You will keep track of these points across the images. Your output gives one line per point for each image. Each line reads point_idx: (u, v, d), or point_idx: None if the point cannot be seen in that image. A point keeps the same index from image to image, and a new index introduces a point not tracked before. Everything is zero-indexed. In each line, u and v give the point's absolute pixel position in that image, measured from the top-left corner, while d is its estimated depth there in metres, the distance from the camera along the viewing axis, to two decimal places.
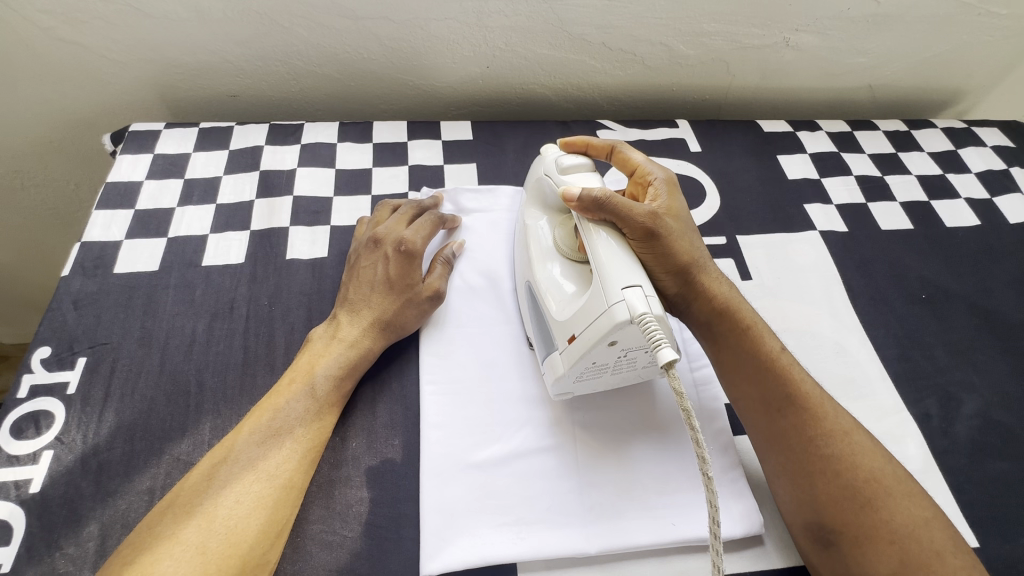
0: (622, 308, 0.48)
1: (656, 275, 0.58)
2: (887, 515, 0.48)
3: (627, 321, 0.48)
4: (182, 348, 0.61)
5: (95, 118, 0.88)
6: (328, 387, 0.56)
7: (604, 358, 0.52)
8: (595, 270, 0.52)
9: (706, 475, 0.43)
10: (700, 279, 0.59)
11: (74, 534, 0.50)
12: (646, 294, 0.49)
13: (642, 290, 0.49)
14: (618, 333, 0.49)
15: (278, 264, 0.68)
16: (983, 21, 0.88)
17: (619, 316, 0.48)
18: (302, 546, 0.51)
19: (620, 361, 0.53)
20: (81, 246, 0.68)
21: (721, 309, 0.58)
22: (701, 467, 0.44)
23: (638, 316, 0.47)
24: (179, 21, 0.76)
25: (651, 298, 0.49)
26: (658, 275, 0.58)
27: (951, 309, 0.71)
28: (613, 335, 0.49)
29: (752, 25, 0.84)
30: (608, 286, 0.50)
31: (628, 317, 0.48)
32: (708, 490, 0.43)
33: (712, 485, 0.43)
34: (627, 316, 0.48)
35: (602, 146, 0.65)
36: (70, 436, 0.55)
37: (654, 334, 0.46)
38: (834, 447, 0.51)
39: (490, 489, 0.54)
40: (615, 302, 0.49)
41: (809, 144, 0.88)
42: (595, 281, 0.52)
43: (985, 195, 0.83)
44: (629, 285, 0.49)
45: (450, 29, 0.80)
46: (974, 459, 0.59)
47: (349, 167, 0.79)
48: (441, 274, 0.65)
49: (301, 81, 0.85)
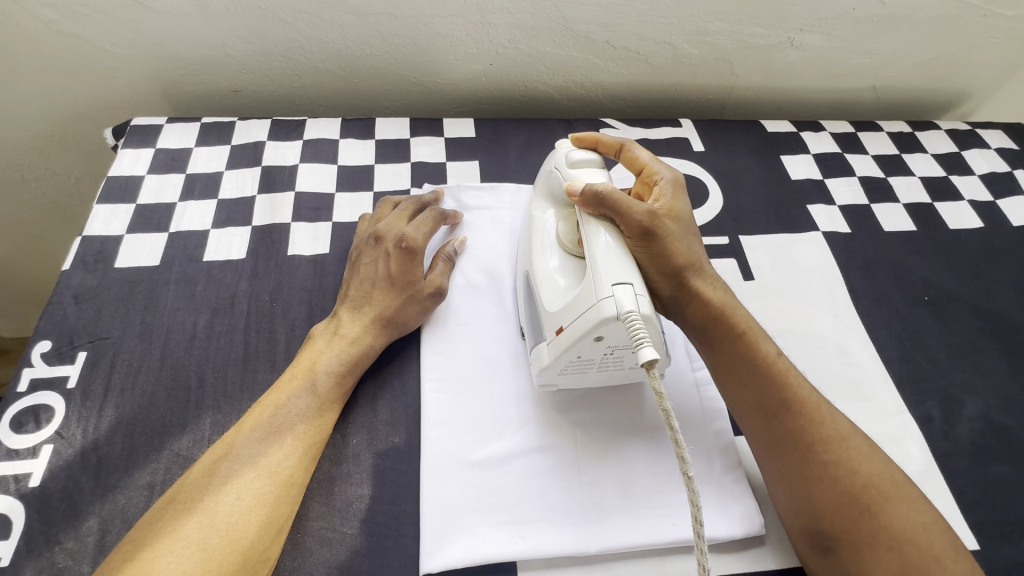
0: (610, 303, 0.48)
1: (652, 279, 0.57)
2: (886, 520, 0.47)
3: (613, 316, 0.47)
4: (182, 343, 0.61)
5: (96, 113, 0.88)
6: (329, 383, 0.56)
7: (590, 353, 0.52)
8: (587, 263, 0.52)
9: (686, 475, 0.43)
10: (695, 284, 0.58)
11: (73, 529, 0.50)
12: (636, 292, 0.49)
13: (633, 288, 0.49)
14: (605, 327, 0.48)
15: (279, 259, 0.68)
16: (989, 23, 0.88)
17: (607, 311, 0.48)
18: (301, 542, 0.50)
19: (607, 359, 0.53)
20: (82, 240, 0.68)
21: (715, 315, 0.58)
22: (680, 466, 0.44)
23: (624, 314, 0.47)
24: (182, 15, 0.76)
25: (640, 296, 0.49)
26: (652, 278, 0.57)
27: (953, 311, 0.71)
28: (598, 330, 0.49)
29: (755, 24, 0.84)
30: (598, 280, 0.50)
31: (614, 313, 0.47)
32: (689, 489, 0.43)
33: (692, 484, 0.43)
34: (615, 312, 0.47)
35: (612, 143, 0.65)
36: (69, 431, 0.54)
37: (638, 332, 0.46)
38: (832, 454, 0.51)
39: (490, 487, 0.54)
40: (604, 297, 0.48)
41: (813, 144, 0.88)
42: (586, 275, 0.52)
43: (987, 197, 0.83)
44: (618, 282, 0.49)
45: (453, 26, 0.80)
46: (974, 461, 0.59)
47: (351, 163, 0.78)
48: (443, 271, 0.65)
49: (303, 76, 0.85)
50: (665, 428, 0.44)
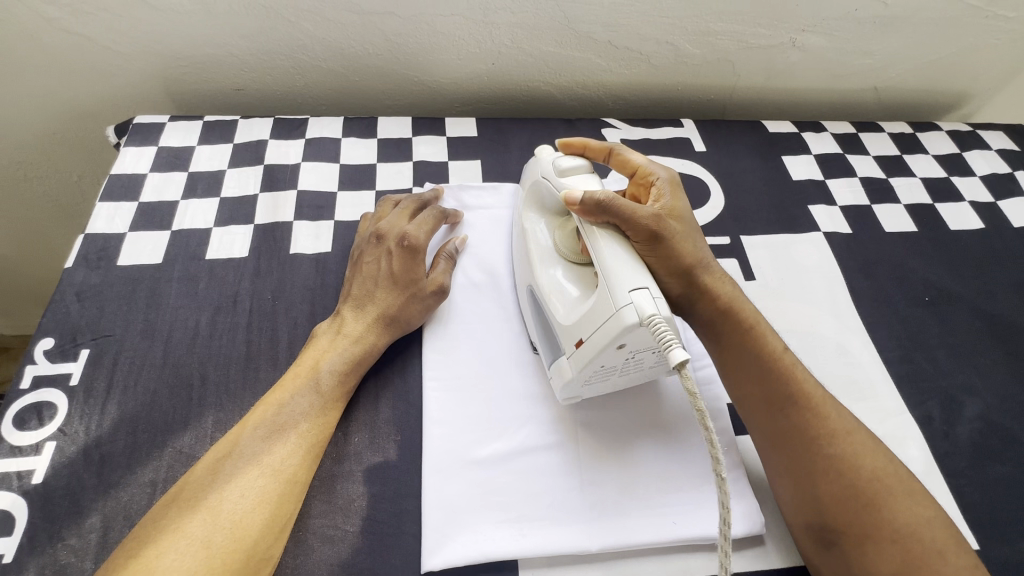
0: (631, 310, 0.48)
1: (662, 278, 0.57)
2: (888, 515, 0.48)
3: (636, 323, 0.47)
4: (185, 341, 0.61)
5: (98, 111, 0.88)
6: (333, 382, 0.56)
7: (612, 360, 0.52)
8: (599, 275, 0.52)
9: (719, 475, 0.43)
10: (705, 279, 0.58)
11: (76, 526, 0.50)
12: (654, 296, 0.49)
13: (650, 291, 0.49)
14: (627, 336, 0.48)
15: (282, 258, 0.68)
16: (990, 24, 0.88)
17: (629, 319, 0.48)
18: (305, 540, 0.51)
19: (628, 364, 0.53)
20: (85, 238, 0.68)
21: (724, 310, 0.58)
22: (714, 467, 0.44)
23: (647, 319, 0.47)
24: (185, 14, 0.76)
25: (659, 299, 0.49)
26: (662, 278, 0.57)
27: (954, 312, 0.71)
28: (622, 339, 0.49)
29: (757, 25, 0.84)
30: (615, 289, 0.50)
31: (636, 320, 0.48)
32: (720, 491, 0.43)
33: (725, 485, 0.43)
34: (637, 319, 0.47)
35: (600, 148, 0.65)
36: (72, 427, 0.55)
37: (665, 336, 0.46)
38: (837, 448, 0.51)
39: (491, 486, 0.54)
40: (625, 304, 0.48)
41: (815, 144, 0.88)
42: (600, 285, 0.52)
43: (988, 198, 0.83)
44: (636, 289, 0.49)
45: (456, 26, 0.80)
46: (974, 461, 0.59)
47: (354, 162, 0.78)
48: (445, 269, 0.65)
49: (306, 75, 0.85)
50: (704, 435, 0.44)
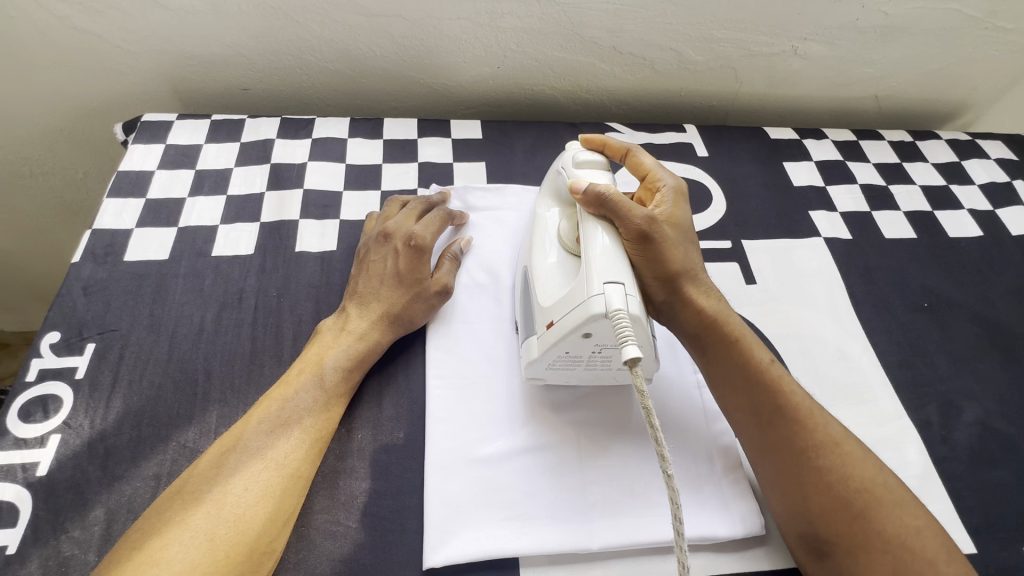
0: (600, 301, 0.49)
1: (646, 281, 0.57)
2: (877, 526, 0.48)
3: (602, 314, 0.49)
4: (190, 337, 0.61)
5: (106, 109, 0.89)
6: (337, 378, 0.56)
7: (579, 349, 0.53)
8: (582, 263, 0.53)
9: (666, 473, 0.43)
10: (689, 291, 0.58)
11: (80, 518, 0.50)
12: (627, 292, 0.50)
13: (624, 288, 0.50)
14: (592, 325, 0.49)
15: (288, 255, 0.69)
16: (990, 35, 0.89)
17: (596, 308, 0.49)
18: (306, 535, 0.51)
19: (594, 356, 0.54)
20: (93, 233, 0.69)
21: (709, 321, 0.58)
22: (661, 465, 0.44)
23: (613, 312, 0.48)
24: (195, 13, 0.77)
25: (631, 297, 0.50)
26: (645, 280, 0.57)
27: (952, 318, 0.72)
28: (587, 326, 0.50)
29: (760, 33, 0.85)
30: (591, 278, 0.51)
31: (603, 311, 0.49)
32: (669, 488, 0.43)
33: (672, 483, 0.42)
34: (603, 310, 0.49)
35: (618, 146, 0.66)
36: (77, 420, 0.55)
37: (623, 331, 0.47)
38: (826, 460, 0.51)
39: (492, 485, 0.54)
40: (595, 294, 0.50)
41: (816, 151, 0.89)
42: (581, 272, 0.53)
43: (987, 206, 0.84)
44: (609, 281, 0.50)
45: (461, 29, 0.81)
46: (973, 466, 0.60)
47: (359, 163, 0.79)
48: (449, 270, 0.66)
49: (313, 76, 0.86)
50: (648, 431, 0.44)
